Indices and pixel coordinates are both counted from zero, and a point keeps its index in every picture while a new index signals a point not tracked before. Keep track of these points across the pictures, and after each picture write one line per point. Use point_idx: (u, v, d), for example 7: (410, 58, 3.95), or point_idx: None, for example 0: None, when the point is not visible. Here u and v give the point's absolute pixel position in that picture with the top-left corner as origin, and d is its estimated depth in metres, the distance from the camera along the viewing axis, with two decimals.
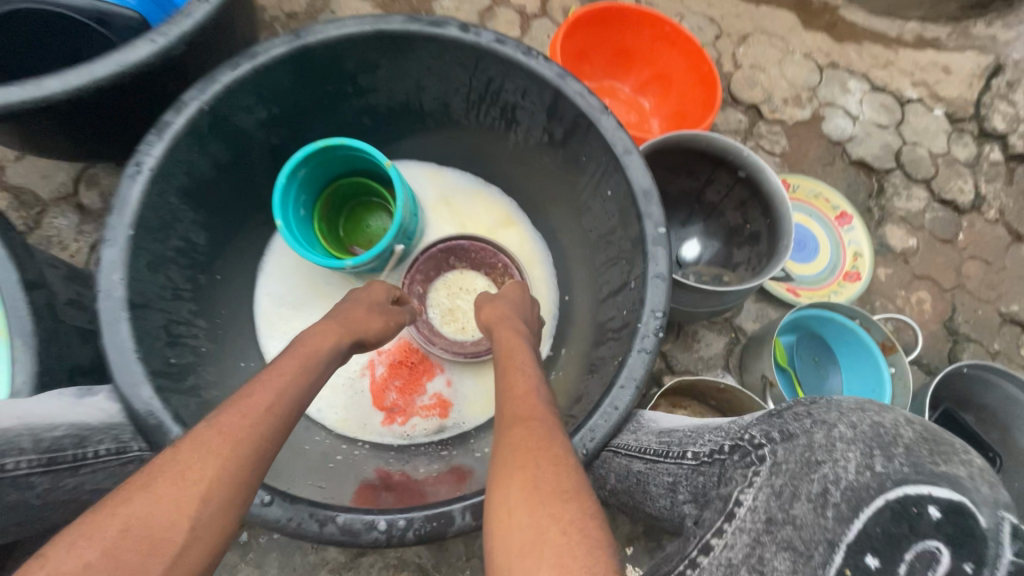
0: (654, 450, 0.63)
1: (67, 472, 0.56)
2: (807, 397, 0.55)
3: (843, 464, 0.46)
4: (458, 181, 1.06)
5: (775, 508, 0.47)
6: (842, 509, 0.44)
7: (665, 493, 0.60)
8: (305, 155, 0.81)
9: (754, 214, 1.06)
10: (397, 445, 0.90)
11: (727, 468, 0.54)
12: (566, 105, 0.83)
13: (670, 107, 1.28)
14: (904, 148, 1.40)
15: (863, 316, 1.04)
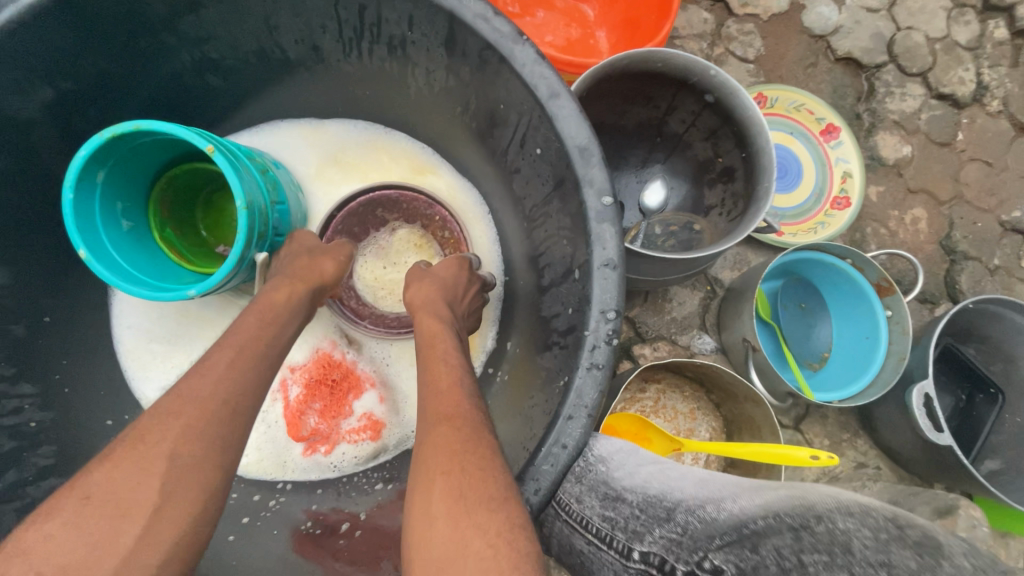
0: (597, 530, 0.46)
1: None
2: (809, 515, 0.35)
3: None
4: (344, 133, 0.82)
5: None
6: None
7: None
8: (93, 154, 0.59)
9: (727, 146, 0.87)
10: (327, 480, 0.75)
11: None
12: (466, 34, 0.61)
13: (618, 14, 1.03)
14: (897, 35, 1.18)
15: (855, 257, 0.89)
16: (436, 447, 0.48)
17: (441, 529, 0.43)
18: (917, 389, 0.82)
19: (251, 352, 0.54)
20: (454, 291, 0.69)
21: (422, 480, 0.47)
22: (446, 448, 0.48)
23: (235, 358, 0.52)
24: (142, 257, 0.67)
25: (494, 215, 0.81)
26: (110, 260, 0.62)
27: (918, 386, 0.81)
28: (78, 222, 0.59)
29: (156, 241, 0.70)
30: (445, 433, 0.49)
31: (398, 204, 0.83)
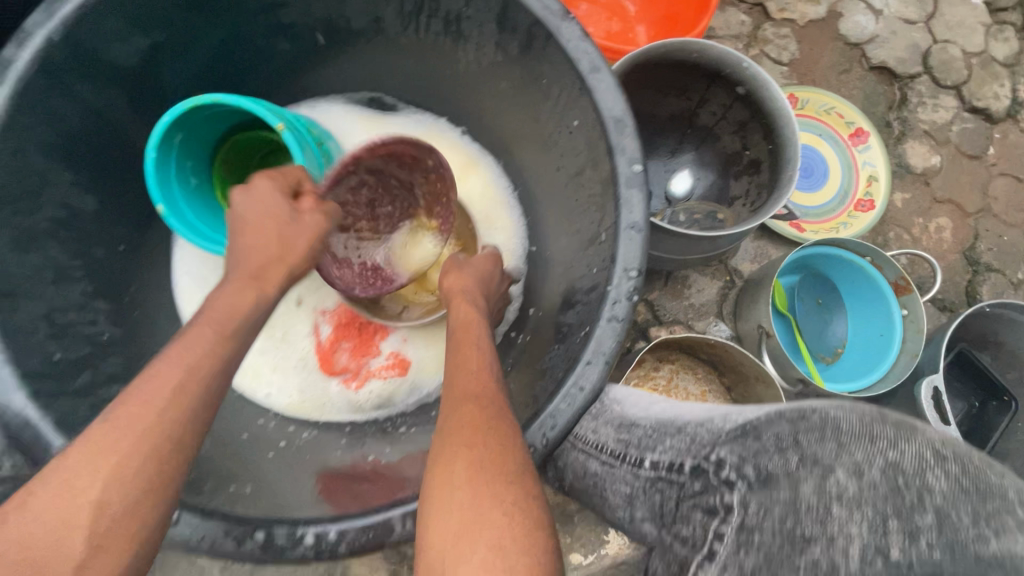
0: (614, 452, 0.56)
1: None
2: (799, 410, 0.42)
3: (843, 544, 0.35)
4: (402, 123, 0.88)
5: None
6: None
7: (625, 504, 0.53)
8: (174, 119, 0.65)
9: (755, 139, 0.91)
10: (344, 418, 0.79)
11: (686, 499, 0.46)
12: (518, 11, 0.66)
13: (659, 10, 1.07)
14: (934, 47, 1.20)
15: (875, 255, 0.92)
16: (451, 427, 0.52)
17: (458, 496, 0.47)
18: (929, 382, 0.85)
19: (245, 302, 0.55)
20: (488, 284, 0.74)
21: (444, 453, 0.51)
22: (465, 425, 0.52)
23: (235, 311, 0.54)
24: (206, 212, 0.74)
25: (526, 185, 0.86)
26: (181, 213, 0.69)
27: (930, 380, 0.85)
28: (157, 176, 0.66)
29: (218, 197, 0.77)
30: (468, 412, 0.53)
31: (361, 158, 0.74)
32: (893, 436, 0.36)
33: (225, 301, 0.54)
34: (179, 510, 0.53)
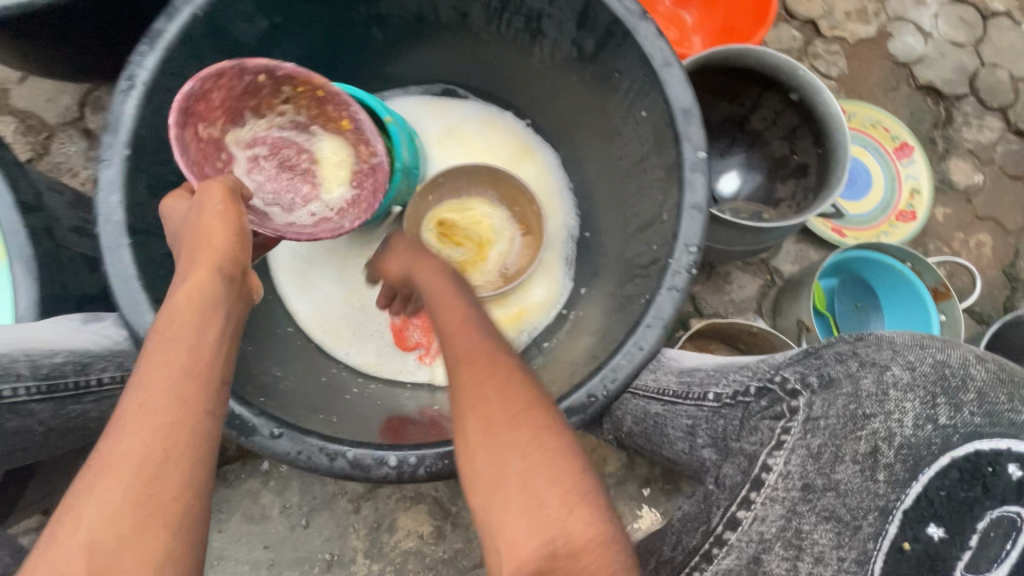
0: (673, 392, 0.63)
1: (69, 399, 0.56)
2: (853, 333, 0.56)
3: (899, 417, 0.51)
4: (465, 111, 0.97)
5: (813, 473, 0.51)
6: (896, 471, 0.50)
7: (682, 436, 0.61)
8: None
9: (804, 144, 0.96)
10: (408, 382, 0.85)
11: (753, 414, 0.56)
12: (598, 10, 0.73)
13: (715, 22, 1.14)
14: (982, 70, 1.24)
15: (916, 259, 0.96)
16: (467, 388, 0.51)
17: (487, 466, 0.47)
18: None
19: (211, 295, 0.52)
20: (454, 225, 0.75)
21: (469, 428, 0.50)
22: (490, 391, 0.50)
23: (195, 307, 0.50)
24: None
25: (585, 174, 0.93)
26: None
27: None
28: None
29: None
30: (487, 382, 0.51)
31: (216, 143, 0.71)
32: (917, 349, 0.53)
33: (186, 298, 0.51)
34: (280, 428, 0.59)
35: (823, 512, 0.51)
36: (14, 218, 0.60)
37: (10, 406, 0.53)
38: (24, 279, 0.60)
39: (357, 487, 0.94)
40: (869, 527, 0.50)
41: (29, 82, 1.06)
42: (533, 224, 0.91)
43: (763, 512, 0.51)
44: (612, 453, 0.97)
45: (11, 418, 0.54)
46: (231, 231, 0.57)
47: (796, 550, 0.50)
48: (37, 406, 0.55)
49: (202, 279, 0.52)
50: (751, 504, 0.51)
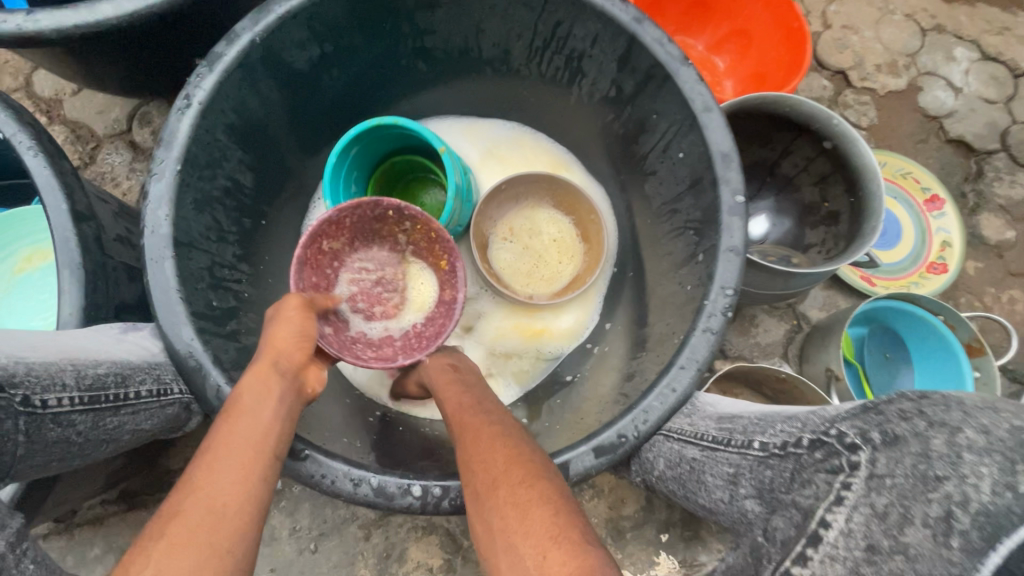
0: (713, 438, 0.60)
1: (108, 412, 0.54)
2: (919, 390, 0.47)
3: (974, 482, 0.37)
4: (497, 131, 0.99)
5: (879, 534, 0.41)
6: (971, 538, 0.36)
7: (723, 486, 0.57)
8: (356, 134, 0.80)
9: (836, 191, 0.96)
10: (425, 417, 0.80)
11: (806, 467, 0.49)
12: (641, 54, 0.74)
13: (748, 68, 1.16)
14: (1013, 127, 1.24)
15: (949, 313, 0.93)
16: (477, 450, 0.53)
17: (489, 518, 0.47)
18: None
19: (269, 383, 0.56)
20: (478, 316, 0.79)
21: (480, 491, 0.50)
22: (500, 454, 0.52)
23: (258, 389, 0.55)
24: None
25: (616, 210, 0.93)
26: None
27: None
28: (332, 181, 0.80)
29: None
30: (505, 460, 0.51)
31: (334, 254, 0.75)
32: (997, 410, 0.41)
33: (254, 375, 0.56)
34: (307, 449, 0.58)
35: None
36: (67, 226, 0.61)
37: (53, 416, 0.49)
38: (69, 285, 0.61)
39: (368, 513, 0.92)
40: None
41: (82, 94, 1.11)
42: (592, 234, 0.92)
43: (819, 569, 0.43)
44: (630, 495, 0.94)
45: (53, 428, 0.50)
46: (291, 328, 0.61)
47: None
48: (78, 417, 0.51)
49: (263, 366, 0.57)
50: (807, 560, 0.44)
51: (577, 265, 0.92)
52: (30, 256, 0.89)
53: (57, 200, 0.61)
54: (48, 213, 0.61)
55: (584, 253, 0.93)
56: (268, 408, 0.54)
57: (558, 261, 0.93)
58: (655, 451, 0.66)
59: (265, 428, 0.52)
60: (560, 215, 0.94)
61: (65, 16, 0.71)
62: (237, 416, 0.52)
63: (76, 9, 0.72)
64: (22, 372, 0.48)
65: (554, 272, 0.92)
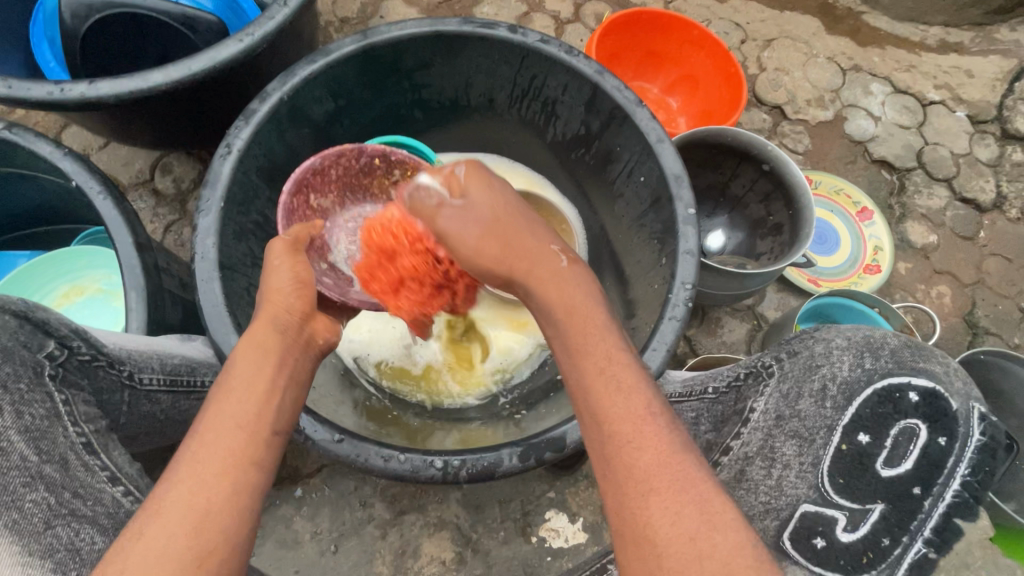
0: (678, 394, 0.74)
1: (183, 394, 0.69)
2: (811, 326, 0.73)
3: (838, 365, 0.68)
4: (481, 160, 1.14)
5: (784, 408, 0.70)
6: (837, 399, 0.67)
7: (689, 427, 0.75)
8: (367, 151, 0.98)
9: (777, 207, 1.13)
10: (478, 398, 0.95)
11: (745, 392, 0.72)
12: (603, 98, 0.90)
13: (697, 106, 1.35)
14: (926, 148, 1.44)
15: (882, 305, 1.09)
16: (597, 355, 0.57)
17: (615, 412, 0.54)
18: (958, 398, 0.62)
19: (268, 344, 0.60)
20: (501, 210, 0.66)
21: (598, 421, 0.54)
22: (619, 372, 0.56)
23: (257, 354, 0.59)
24: None
25: (591, 229, 1.08)
26: None
27: (913, 373, 0.64)
28: None
29: None
30: (615, 399, 0.55)
31: (323, 210, 0.88)
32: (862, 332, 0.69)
33: (244, 357, 0.59)
34: (342, 434, 0.69)
35: (789, 436, 0.69)
36: (132, 257, 0.74)
37: (145, 393, 0.65)
38: (135, 306, 0.73)
39: (384, 513, 1.00)
40: (820, 441, 0.67)
41: (108, 148, 1.23)
42: (564, 243, 1.09)
43: (749, 438, 0.71)
44: None
45: (143, 403, 0.65)
46: (286, 277, 0.66)
47: (771, 460, 0.69)
48: (161, 395, 0.67)
49: (262, 327, 0.61)
50: (741, 434, 0.71)
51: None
52: (68, 292, 0.97)
53: (122, 235, 0.74)
54: (116, 245, 0.74)
55: None
56: (266, 384, 0.57)
57: None
58: None
59: (261, 409, 0.55)
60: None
61: (121, 83, 0.84)
62: (234, 380, 0.57)
63: (131, 78, 0.85)
64: (125, 354, 0.63)
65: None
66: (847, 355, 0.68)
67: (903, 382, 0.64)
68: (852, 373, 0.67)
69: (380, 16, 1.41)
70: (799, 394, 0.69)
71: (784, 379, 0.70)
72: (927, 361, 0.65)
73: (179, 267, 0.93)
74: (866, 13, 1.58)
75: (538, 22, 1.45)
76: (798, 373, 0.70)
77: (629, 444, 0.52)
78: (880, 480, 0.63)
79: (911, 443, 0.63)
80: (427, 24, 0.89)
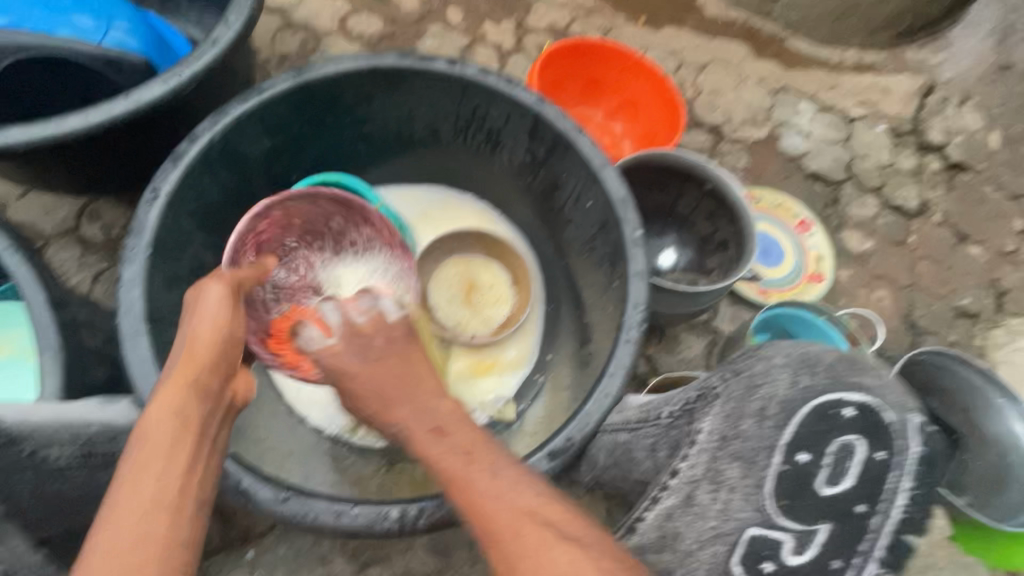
0: (635, 419, 0.74)
1: (98, 468, 0.65)
2: (756, 343, 0.71)
3: (778, 383, 0.65)
4: (428, 195, 1.13)
5: (727, 429, 0.64)
6: (777, 419, 0.64)
7: (647, 456, 0.71)
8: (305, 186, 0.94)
9: (723, 224, 1.16)
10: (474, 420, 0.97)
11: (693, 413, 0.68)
12: (546, 126, 0.91)
13: (639, 130, 1.39)
14: (854, 160, 1.53)
15: (828, 312, 1.13)
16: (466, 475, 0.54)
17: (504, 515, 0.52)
18: (892, 412, 0.63)
19: (187, 411, 0.54)
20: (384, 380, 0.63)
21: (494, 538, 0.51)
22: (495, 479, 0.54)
23: (175, 424, 0.53)
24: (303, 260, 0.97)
25: (544, 255, 1.08)
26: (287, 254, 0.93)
27: (847, 389, 0.63)
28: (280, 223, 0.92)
29: None
30: (428, 440, 0.58)
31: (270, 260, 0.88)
32: (801, 344, 0.68)
33: (159, 418, 0.53)
34: (287, 492, 0.64)
35: (733, 459, 0.63)
36: (46, 315, 0.69)
37: (51, 471, 0.59)
38: (50, 370, 0.68)
39: (345, 569, 0.94)
40: (763, 462, 0.63)
41: (28, 198, 1.15)
42: (521, 276, 1.08)
43: (695, 459, 0.63)
44: (592, 512, 1.03)
45: (50, 483, 0.60)
46: (214, 331, 0.60)
47: (716, 485, 0.63)
48: (70, 471, 0.62)
49: (176, 390, 0.55)
50: (687, 456, 0.63)
51: (511, 304, 1.07)
52: None
53: (35, 293, 0.69)
54: (27, 304, 0.68)
55: (516, 294, 1.08)
56: (185, 444, 0.52)
57: (493, 305, 1.07)
58: (597, 445, 0.78)
59: (183, 472, 0.50)
60: (491, 261, 1.11)
61: (34, 130, 0.79)
62: (148, 457, 0.50)
63: (45, 124, 0.80)
64: (30, 432, 0.57)
65: (491, 315, 1.06)
66: (786, 373, 0.65)
67: (837, 399, 0.63)
68: (790, 391, 0.64)
69: (320, 52, 1.40)
70: (741, 414, 0.65)
71: (728, 399, 0.65)
72: (861, 375, 0.65)
73: (106, 321, 0.86)
74: (789, 38, 1.68)
75: (481, 54, 1.47)
76: (740, 393, 0.65)
77: (450, 464, 0.56)
78: (821, 498, 0.62)
79: (849, 458, 0.62)
80: (364, 60, 0.88)
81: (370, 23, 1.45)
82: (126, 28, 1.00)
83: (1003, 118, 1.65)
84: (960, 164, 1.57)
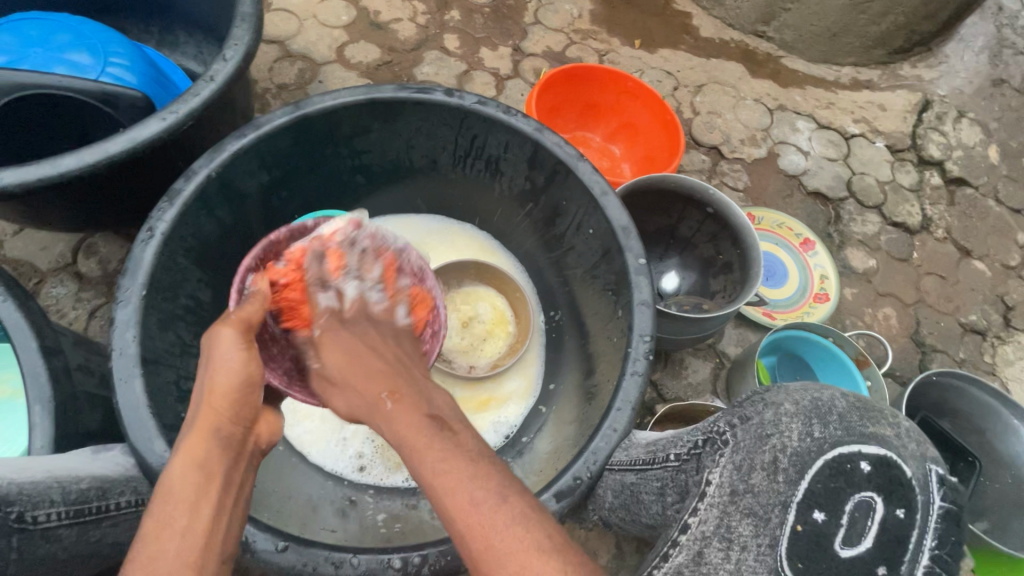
0: (643, 460, 0.72)
1: (92, 524, 0.61)
2: (762, 386, 0.69)
3: (788, 433, 0.62)
4: (426, 224, 1.12)
5: (738, 481, 0.61)
6: (790, 473, 0.60)
7: (655, 499, 0.70)
8: None
9: (725, 246, 1.15)
10: None
11: (704, 461, 0.65)
12: (545, 155, 0.90)
13: (639, 152, 1.39)
14: (854, 177, 1.53)
15: (834, 334, 1.10)
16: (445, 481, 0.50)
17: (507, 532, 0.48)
18: (910, 464, 0.60)
19: (210, 461, 0.52)
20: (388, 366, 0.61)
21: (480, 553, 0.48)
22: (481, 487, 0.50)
23: (198, 476, 0.51)
24: None
25: (546, 281, 1.07)
26: None
27: (862, 441, 0.60)
28: None
29: None
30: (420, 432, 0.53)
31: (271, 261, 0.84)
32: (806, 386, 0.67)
33: (185, 467, 0.51)
34: (285, 541, 0.62)
35: (745, 515, 0.59)
36: (37, 360, 0.68)
37: (42, 533, 0.57)
38: (41, 419, 0.66)
39: None
40: (776, 521, 0.59)
41: (24, 234, 1.14)
42: (520, 309, 1.06)
43: (705, 515, 0.60)
44: (601, 546, 1.00)
45: (40, 545, 0.57)
46: (234, 374, 0.56)
47: (728, 543, 0.58)
48: (64, 531, 0.59)
49: (202, 441, 0.52)
50: (697, 510, 0.61)
51: (510, 341, 1.06)
52: None
53: (27, 340, 0.68)
54: (19, 352, 0.67)
55: (515, 331, 1.06)
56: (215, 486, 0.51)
57: (494, 341, 1.06)
58: (603, 485, 0.77)
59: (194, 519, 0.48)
60: (491, 294, 1.09)
61: (29, 171, 0.79)
62: (169, 512, 0.48)
63: (40, 164, 0.79)
64: (18, 491, 0.56)
65: (490, 350, 1.05)
66: (797, 422, 0.62)
67: (853, 453, 0.59)
68: (802, 443, 0.61)
69: (318, 81, 1.40)
70: (751, 466, 0.62)
71: (738, 449, 0.63)
72: (877, 425, 0.62)
73: (101, 362, 0.85)
74: (784, 57, 1.69)
75: (478, 79, 1.47)
76: (750, 443, 0.63)
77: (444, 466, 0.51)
78: (839, 561, 0.56)
79: (868, 518, 0.57)
80: (361, 92, 0.88)
81: (368, 51, 1.45)
82: (123, 64, 1.00)
83: (1000, 132, 1.65)
84: (960, 179, 1.57)
